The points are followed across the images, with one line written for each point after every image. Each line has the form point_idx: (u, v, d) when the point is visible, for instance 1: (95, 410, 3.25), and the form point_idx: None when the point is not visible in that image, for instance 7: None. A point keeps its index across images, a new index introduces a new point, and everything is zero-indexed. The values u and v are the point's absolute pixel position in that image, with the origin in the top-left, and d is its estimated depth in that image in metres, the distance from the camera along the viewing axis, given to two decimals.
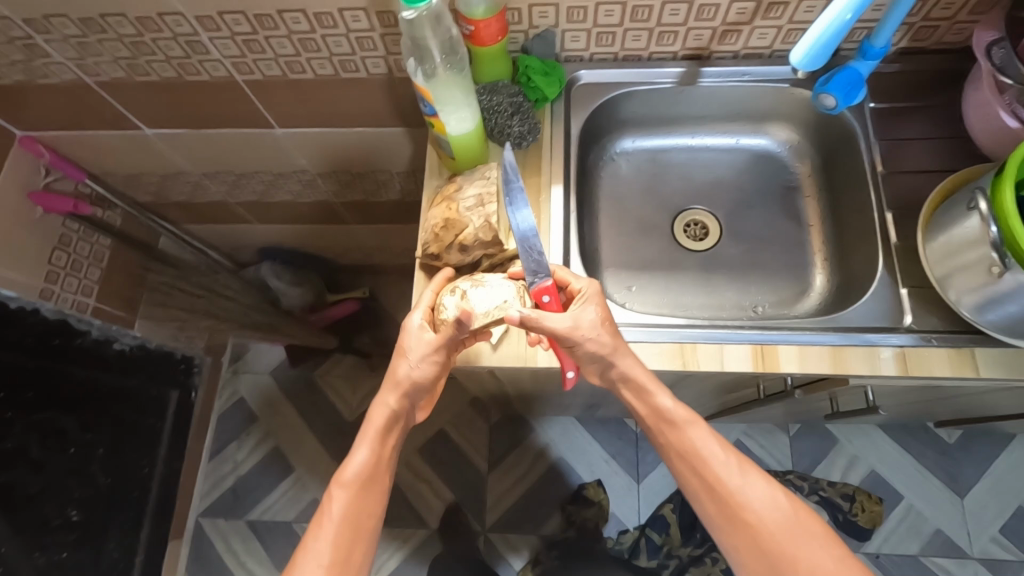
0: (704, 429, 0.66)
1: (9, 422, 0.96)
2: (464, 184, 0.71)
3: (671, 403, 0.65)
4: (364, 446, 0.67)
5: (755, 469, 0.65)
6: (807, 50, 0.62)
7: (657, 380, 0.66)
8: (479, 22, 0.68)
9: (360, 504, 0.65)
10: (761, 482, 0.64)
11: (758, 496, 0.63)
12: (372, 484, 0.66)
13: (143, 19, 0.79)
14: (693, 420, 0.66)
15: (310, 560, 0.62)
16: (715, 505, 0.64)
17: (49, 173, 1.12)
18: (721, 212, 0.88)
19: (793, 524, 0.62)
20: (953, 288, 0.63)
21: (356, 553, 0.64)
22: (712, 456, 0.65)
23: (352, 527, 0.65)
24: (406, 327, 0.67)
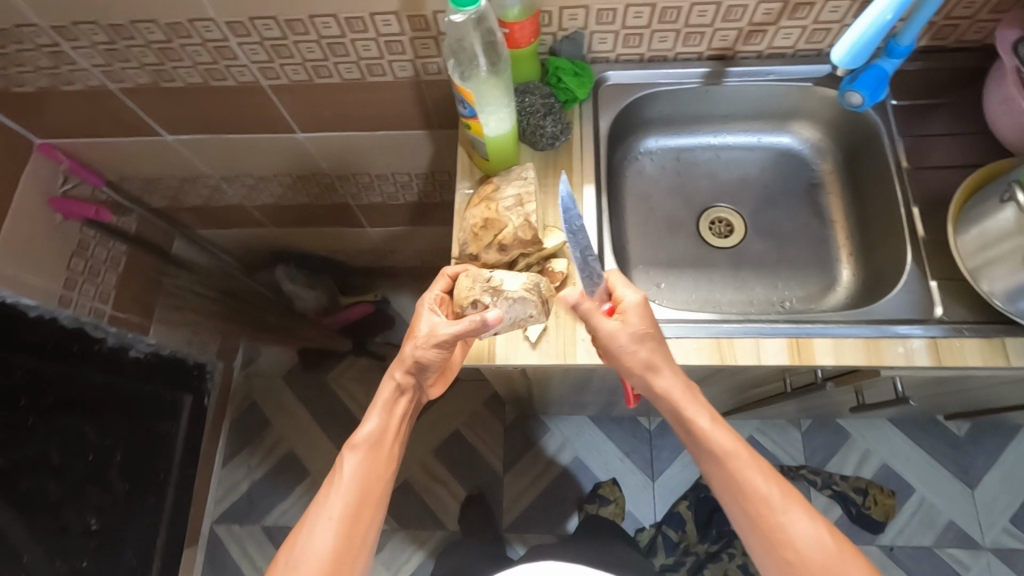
0: (749, 463, 0.64)
1: (32, 429, 0.95)
2: (501, 184, 0.72)
3: (708, 425, 0.65)
4: (374, 412, 0.71)
5: (799, 502, 0.64)
6: (849, 49, 0.65)
7: (696, 403, 0.66)
8: (513, 24, 0.69)
9: (369, 465, 0.69)
10: (805, 515, 0.63)
11: (799, 530, 0.62)
12: (379, 448, 0.70)
13: (173, 26, 0.80)
14: (737, 451, 0.65)
15: (321, 512, 0.67)
16: (754, 534, 0.64)
17: (67, 180, 1.12)
18: (746, 210, 0.90)
19: (834, 561, 0.61)
20: (986, 279, 0.65)
21: (365, 512, 0.68)
22: (755, 487, 0.64)
23: (362, 487, 0.68)
24: (419, 308, 0.70)
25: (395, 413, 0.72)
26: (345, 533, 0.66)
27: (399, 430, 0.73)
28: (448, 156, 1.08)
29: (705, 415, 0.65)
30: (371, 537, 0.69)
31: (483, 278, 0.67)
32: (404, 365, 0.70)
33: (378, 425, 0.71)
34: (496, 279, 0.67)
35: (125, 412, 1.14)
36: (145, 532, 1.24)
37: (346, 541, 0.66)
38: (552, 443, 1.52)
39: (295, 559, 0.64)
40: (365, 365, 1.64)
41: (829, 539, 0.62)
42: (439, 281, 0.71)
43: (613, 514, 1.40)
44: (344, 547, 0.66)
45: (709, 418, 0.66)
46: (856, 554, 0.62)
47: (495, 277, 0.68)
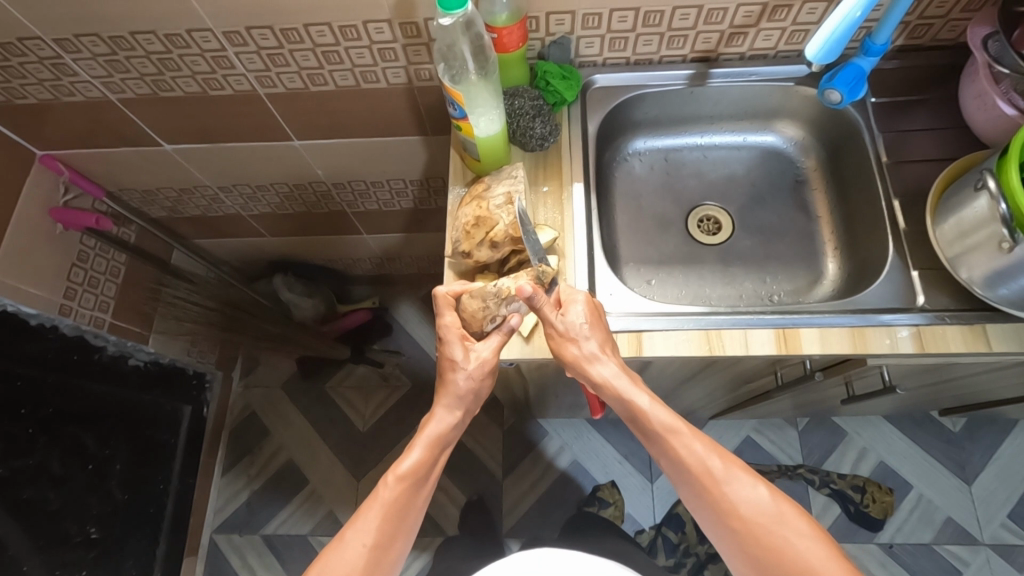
0: (687, 433, 0.66)
1: (32, 438, 0.96)
2: (492, 184, 0.74)
3: (647, 402, 0.66)
4: (416, 448, 0.70)
5: (740, 468, 0.65)
6: (822, 44, 0.67)
7: (636, 385, 0.67)
8: (501, 29, 0.71)
9: (407, 500, 0.68)
10: (746, 480, 0.64)
11: (742, 495, 0.63)
12: (419, 486, 0.69)
13: (171, 36, 0.82)
14: (675, 426, 0.66)
15: (355, 537, 0.66)
16: (702, 505, 0.65)
17: (68, 191, 1.14)
18: (734, 207, 0.92)
19: (777, 521, 0.62)
20: (965, 266, 0.67)
21: (396, 542, 0.68)
22: (694, 458, 0.65)
23: (396, 518, 0.67)
24: (446, 331, 0.70)
25: (438, 454, 0.72)
26: (372, 562, 0.65)
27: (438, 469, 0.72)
28: (442, 162, 1.10)
29: (644, 395, 0.67)
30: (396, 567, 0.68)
31: (493, 292, 0.68)
32: (454, 397, 0.70)
33: (421, 461, 0.69)
34: (504, 289, 0.69)
35: (125, 421, 1.15)
36: (145, 542, 1.24)
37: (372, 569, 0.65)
38: (550, 446, 1.52)
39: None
40: (363, 373, 1.65)
41: (771, 500, 0.63)
42: (447, 307, 0.71)
43: (613, 516, 1.41)
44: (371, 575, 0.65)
45: (648, 396, 0.67)
46: (796, 510, 0.62)
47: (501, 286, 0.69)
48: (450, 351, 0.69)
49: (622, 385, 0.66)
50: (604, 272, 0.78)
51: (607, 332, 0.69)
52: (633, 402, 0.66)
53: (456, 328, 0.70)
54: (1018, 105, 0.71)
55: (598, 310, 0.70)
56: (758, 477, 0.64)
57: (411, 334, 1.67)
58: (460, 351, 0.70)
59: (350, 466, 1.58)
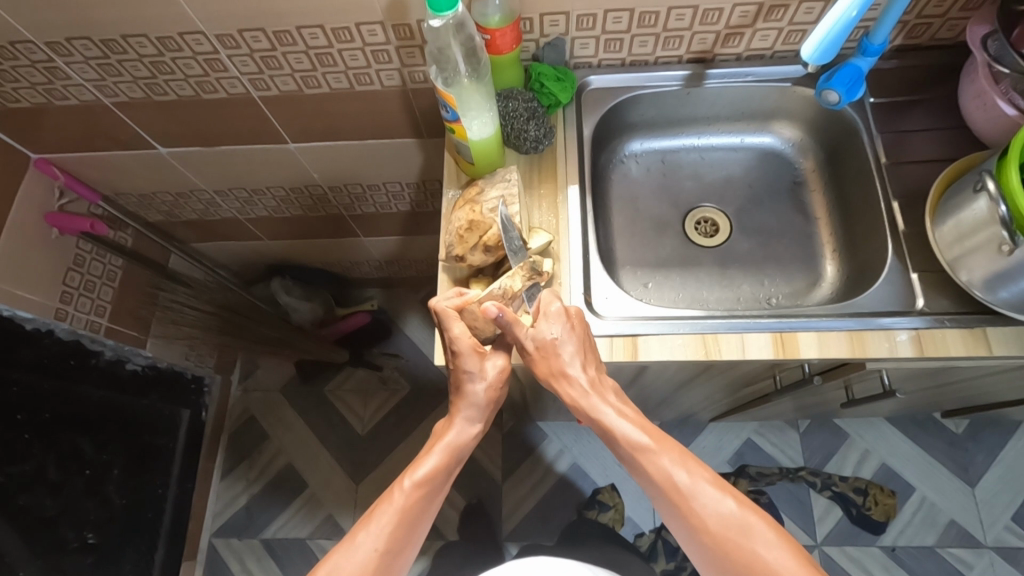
0: (656, 448, 0.65)
1: (28, 444, 0.96)
2: (486, 187, 0.73)
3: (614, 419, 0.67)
4: (434, 454, 0.70)
5: (709, 480, 0.63)
6: (818, 44, 0.66)
7: (604, 401, 0.67)
8: (494, 31, 0.70)
9: (419, 508, 0.67)
10: (713, 492, 0.62)
11: (709, 508, 0.61)
12: (433, 495, 0.69)
13: (164, 39, 0.82)
14: (643, 444, 0.65)
15: (366, 540, 0.64)
16: (672, 517, 0.64)
17: (63, 195, 1.14)
18: (731, 209, 0.91)
19: (745, 533, 0.60)
20: (964, 269, 0.66)
21: (404, 551, 0.66)
22: (661, 474, 0.64)
23: (409, 525, 0.66)
24: (456, 341, 0.69)
25: (452, 466, 0.71)
26: (381, 569, 0.64)
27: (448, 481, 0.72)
28: (438, 164, 1.09)
29: (610, 409, 0.67)
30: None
31: (499, 294, 0.69)
32: (471, 407, 0.71)
33: (437, 470, 0.69)
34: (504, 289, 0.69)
35: (122, 426, 1.15)
36: (143, 547, 1.24)
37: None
38: (549, 449, 1.51)
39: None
40: (362, 376, 1.65)
41: (739, 512, 0.61)
42: (454, 320, 0.69)
43: (612, 520, 1.41)
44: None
45: (614, 412, 0.67)
46: (764, 520, 0.61)
47: (502, 283, 0.69)
48: (465, 364, 0.70)
49: (592, 403, 0.67)
50: (600, 277, 0.77)
51: (586, 341, 0.69)
52: (599, 419, 0.67)
53: (467, 341, 0.69)
54: (1018, 105, 0.69)
55: (580, 318, 0.69)
56: (726, 489, 0.62)
57: (410, 336, 1.67)
58: (474, 364, 0.70)
59: (349, 470, 1.57)
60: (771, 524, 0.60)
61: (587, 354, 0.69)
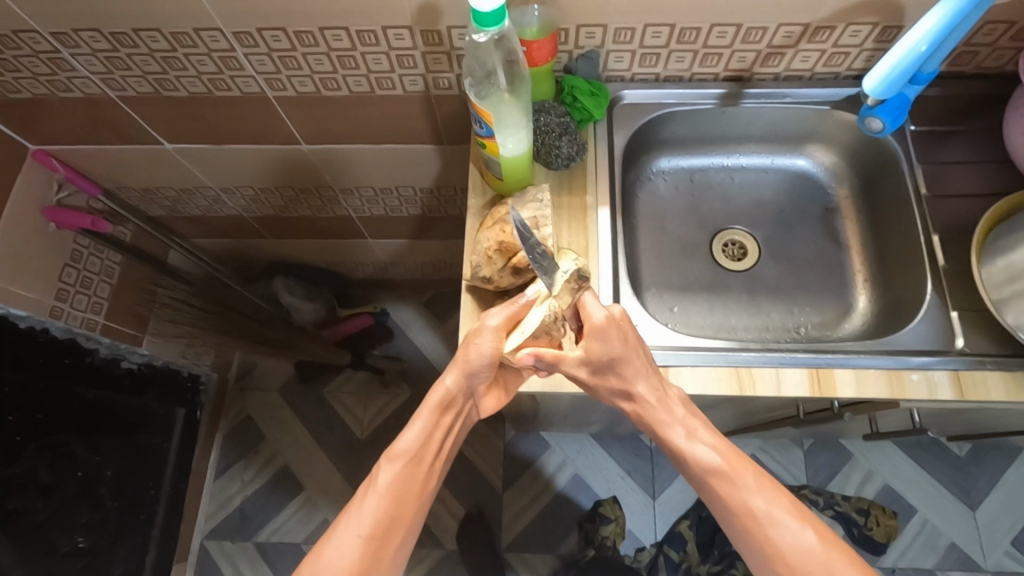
0: (737, 474, 0.65)
1: (19, 446, 0.92)
2: (515, 207, 0.70)
3: (684, 438, 0.66)
4: (419, 419, 0.69)
5: (789, 509, 0.65)
6: (881, 78, 0.64)
7: (674, 412, 0.66)
8: (531, 43, 0.67)
9: (404, 481, 0.68)
10: (792, 524, 0.64)
11: (788, 538, 0.63)
12: (419, 463, 0.69)
13: (178, 35, 0.77)
14: (717, 466, 0.65)
15: (349, 526, 0.66)
16: (745, 543, 0.66)
17: (62, 188, 1.09)
18: (760, 232, 0.89)
19: (825, 566, 0.62)
20: (1011, 311, 0.63)
21: (393, 533, 0.67)
22: (738, 500, 0.65)
23: (395, 501, 0.67)
24: (476, 352, 0.65)
25: (441, 426, 0.70)
26: (370, 553, 0.65)
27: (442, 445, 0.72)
28: (454, 171, 1.06)
29: (681, 432, 0.66)
30: (398, 557, 0.68)
31: (551, 320, 0.63)
32: (462, 365, 0.67)
33: (419, 438, 0.69)
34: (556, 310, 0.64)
35: (118, 427, 1.11)
36: (134, 550, 1.20)
37: (371, 561, 0.65)
38: (552, 460, 1.49)
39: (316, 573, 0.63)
40: (363, 378, 1.61)
41: (819, 545, 0.63)
42: (485, 335, 0.65)
43: (613, 534, 1.38)
44: (368, 565, 0.65)
45: (685, 429, 0.66)
46: (844, 553, 0.63)
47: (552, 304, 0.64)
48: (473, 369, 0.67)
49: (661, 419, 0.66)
50: (629, 302, 0.74)
51: (637, 345, 0.64)
52: (668, 437, 0.67)
53: (490, 359, 0.66)
54: None
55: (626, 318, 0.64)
56: (807, 520, 0.64)
57: (413, 340, 1.64)
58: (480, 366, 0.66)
59: (347, 474, 1.54)
60: (851, 557, 0.62)
61: (641, 362, 0.64)
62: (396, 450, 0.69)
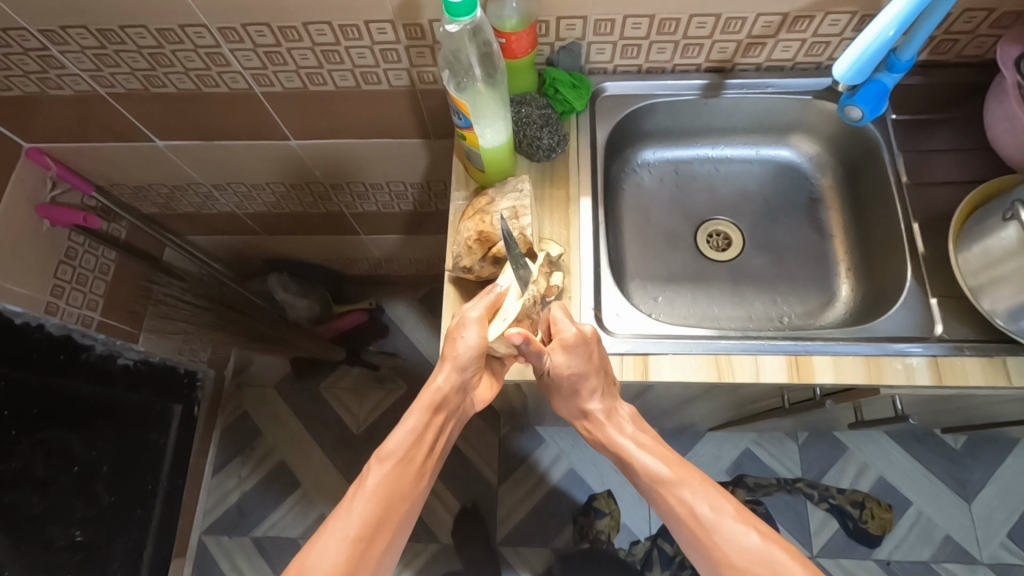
0: (682, 480, 0.67)
1: (13, 441, 0.93)
2: (496, 197, 0.71)
3: (633, 446, 0.70)
4: (411, 419, 0.68)
5: (734, 513, 0.65)
6: (850, 64, 0.64)
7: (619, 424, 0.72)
8: (509, 35, 0.68)
9: (394, 481, 0.67)
10: (738, 527, 0.64)
11: (734, 543, 0.63)
12: (410, 464, 0.68)
13: (163, 31, 0.78)
14: (664, 473, 0.68)
15: (337, 527, 0.64)
16: (696, 550, 0.66)
17: (56, 186, 1.10)
18: (745, 223, 0.89)
19: (771, 568, 0.62)
20: (988, 297, 0.64)
21: (381, 534, 0.66)
22: (683, 505, 0.66)
23: (384, 502, 0.66)
24: (461, 343, 0.65)
25: (432, 425, 0.69)
26: (358, 554, 0.64)
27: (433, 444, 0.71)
28: (443, 165, 1.06)
29: (629, 440, 0.71)
30: (385, 559, 0.67)
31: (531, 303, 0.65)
32: (455, 362, 0.65)
33: (410, 438, 0.68)
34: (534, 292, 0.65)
35: (112, 423, 1.12)
36: (131, 545, 1.21)
37: (358, 563, 0.63)
38: (546, 455, 1.49)
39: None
40: (359, 374, 1.62)
41: (764, 547, 0.63)
42: (469, 326, 0.64)
43: (608, 527, 1.40)
44: (356, 567, 0.63)
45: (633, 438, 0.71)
46: (791, 555, 0.62)
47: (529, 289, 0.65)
48: (461, 364, 0.66)
49: (608, 435, 0.71)
50: (610, 292, 0.75)
51: (600, 365, 0.67)
52: (622, 447, 0.71)
53: (477, 352, 0.65)
54: None
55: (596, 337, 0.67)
56: (750, 522, 0.64)
57: (408, 335, 1.64)
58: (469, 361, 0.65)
59: (343, 469, 1.55)
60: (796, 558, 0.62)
61: (598, 380, 0.68)
62: (386, 450, 0.68)
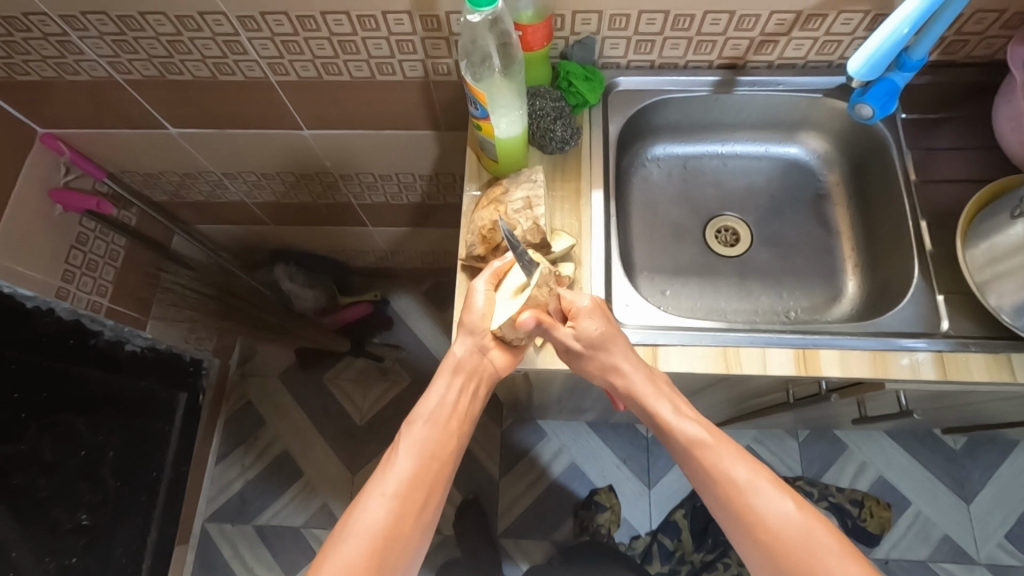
0: (718, 447, 0.66)
1: (24, 423, 0.93)
2: (510, 187, 0.73)
3: (670, 412, 0.68)
4: (439, 380, 0.70)
5: (769, 481, 0.65)
6: (867, 58, 0.65)
7: (660, 394, 0.68)
8: (526, 27, 0.69)
9: (429, 441, 0.68)
10: (772, 493, 0.64)
11: (770, 508, 0.63)
12: (439, 423, 0.69)
13: (182, 18, 0.79)
14: (700, 439, 0.67)
15: (376, 489, 0.65)
16: (728, 516, 0.65)
17: (69, 171, 1.11)
18: (752, 219, 0.90)
19: (806, 538, 0.61)
20: (994, 293, 0.65)
21: (421, 494, 0.66)
22: (721, 470, 0.65)
23: (419, 460, 0.67)
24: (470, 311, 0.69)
25: (466, 388, 0.70)
26: (397, 512, 0.64)
27: (463, 407, 0.71)
28: (454, 158, 1.07)
29: (666, 405, 0.68)
30: (428, 521, 0.66)
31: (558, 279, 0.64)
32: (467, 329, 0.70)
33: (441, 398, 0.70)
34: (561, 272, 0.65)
35: (119, 408, 1.12)
36: (136, 530, 1.22)
37: (398, 521, 0.64)
38: (548, 449, 1.51)
39: (346, 533, 0.63)
40: (363, 366, 1.63)
41: (800, 516, 0.62)
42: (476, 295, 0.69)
43: (609, 522, 1.41)
44: (396, 525, 0.63)
45: (672, 408, 0.68)
46: (825, 526, 0.62)
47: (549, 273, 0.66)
48: (473, 330, 0.69)
49: (648, 395, 0.67)
50: (620, 283, 0.76)
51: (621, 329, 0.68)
52: (656, 412, 0.68)
53: (484, 317, 0.69)
54: None
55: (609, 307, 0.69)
56: (785, 491, 0.64)
57: (412, 328, 1.65)
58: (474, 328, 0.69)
59: (346, 460, 1.56)
60: (832, 530, 0.62)
61: (623, 341, 0.68)
62: (417, 413, 0.70)
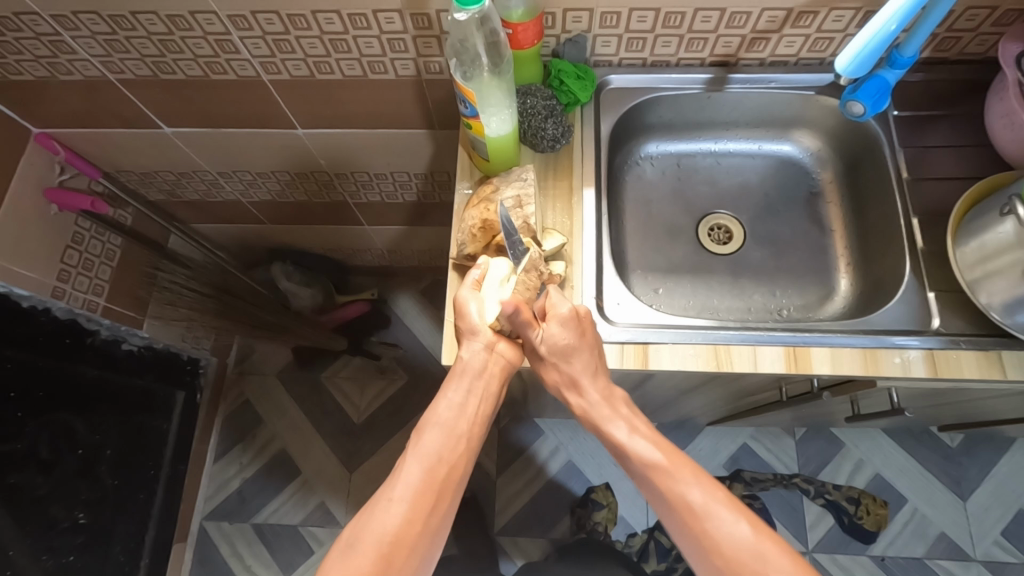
0: (674, 471, 0.65)
1: (21, 423, 0.93)
2: (500, 186, 0.73)
3: (626, 433, 0.69)
4: (450, 385, 0.68)
5: (724, 503, 0.64)
6: (852, 57, 0.65)
7: (615, 412, 0.70)
8: (516, 25, 0.69)
9: (439, 446, 0.66)
10: (727, 515, 0.62)
11: (725, 531, 0.62)
12: (450, 428, 0.67)
13: (174, 17, 0.79)
14: (654, 461, 0.66)
15: (386, 493, 0.64)
16: (684, 538, 0.64)
17: (64, 171, 1.11)
18: (746, 217, 0.90)
19: (761, 559, 0.60)
20: (984, 291, 0.65)
21: (430, 500, 0.64)
22: (675, 494, 0.64)
23: (427, 466, 0.65)
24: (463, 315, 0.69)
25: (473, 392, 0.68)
26: (405, 517, 0.62)
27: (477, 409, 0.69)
28: (448, 156, 1.07)
29: (622, 427, 0.69)
30: (437, 527, 0.64)
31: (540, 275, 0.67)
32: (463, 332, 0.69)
33: (455, 405, 0.68)
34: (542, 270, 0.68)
35: (115, 406, 1.12)
36: (133, 528, 1.22)
37: (406, 525, 0.62)
38: (545, 447, 1.51)
39: (353, 539, 0.61)
40: (360, 364, 1.64)
41: (754, 538, 0.61)
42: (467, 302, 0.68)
43: (605, 519, 1.42)
44: (404, 531, 0.61)
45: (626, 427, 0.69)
46: (781, 547, 0.61)
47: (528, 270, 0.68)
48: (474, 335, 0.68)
49: (603, 416, 0.69)
50: (611, 281, 0.76)
51: (593, 342, 0.68)
52: (612, 432, 0.69)
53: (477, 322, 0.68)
54: None
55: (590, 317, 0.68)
56: (740, 512, 0.62)
57: (409, 327, 1.65)
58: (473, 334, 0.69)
59: (343, 458, 1.56)
60: (786, 550, 0.60)
61: (592, 356, 0.68)
62: (428, 418, 0.68)
